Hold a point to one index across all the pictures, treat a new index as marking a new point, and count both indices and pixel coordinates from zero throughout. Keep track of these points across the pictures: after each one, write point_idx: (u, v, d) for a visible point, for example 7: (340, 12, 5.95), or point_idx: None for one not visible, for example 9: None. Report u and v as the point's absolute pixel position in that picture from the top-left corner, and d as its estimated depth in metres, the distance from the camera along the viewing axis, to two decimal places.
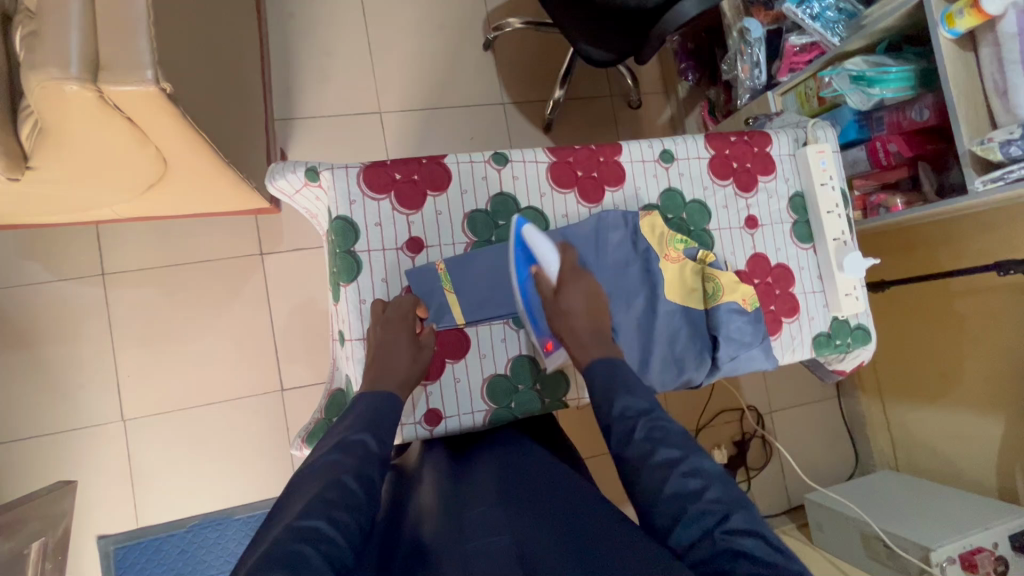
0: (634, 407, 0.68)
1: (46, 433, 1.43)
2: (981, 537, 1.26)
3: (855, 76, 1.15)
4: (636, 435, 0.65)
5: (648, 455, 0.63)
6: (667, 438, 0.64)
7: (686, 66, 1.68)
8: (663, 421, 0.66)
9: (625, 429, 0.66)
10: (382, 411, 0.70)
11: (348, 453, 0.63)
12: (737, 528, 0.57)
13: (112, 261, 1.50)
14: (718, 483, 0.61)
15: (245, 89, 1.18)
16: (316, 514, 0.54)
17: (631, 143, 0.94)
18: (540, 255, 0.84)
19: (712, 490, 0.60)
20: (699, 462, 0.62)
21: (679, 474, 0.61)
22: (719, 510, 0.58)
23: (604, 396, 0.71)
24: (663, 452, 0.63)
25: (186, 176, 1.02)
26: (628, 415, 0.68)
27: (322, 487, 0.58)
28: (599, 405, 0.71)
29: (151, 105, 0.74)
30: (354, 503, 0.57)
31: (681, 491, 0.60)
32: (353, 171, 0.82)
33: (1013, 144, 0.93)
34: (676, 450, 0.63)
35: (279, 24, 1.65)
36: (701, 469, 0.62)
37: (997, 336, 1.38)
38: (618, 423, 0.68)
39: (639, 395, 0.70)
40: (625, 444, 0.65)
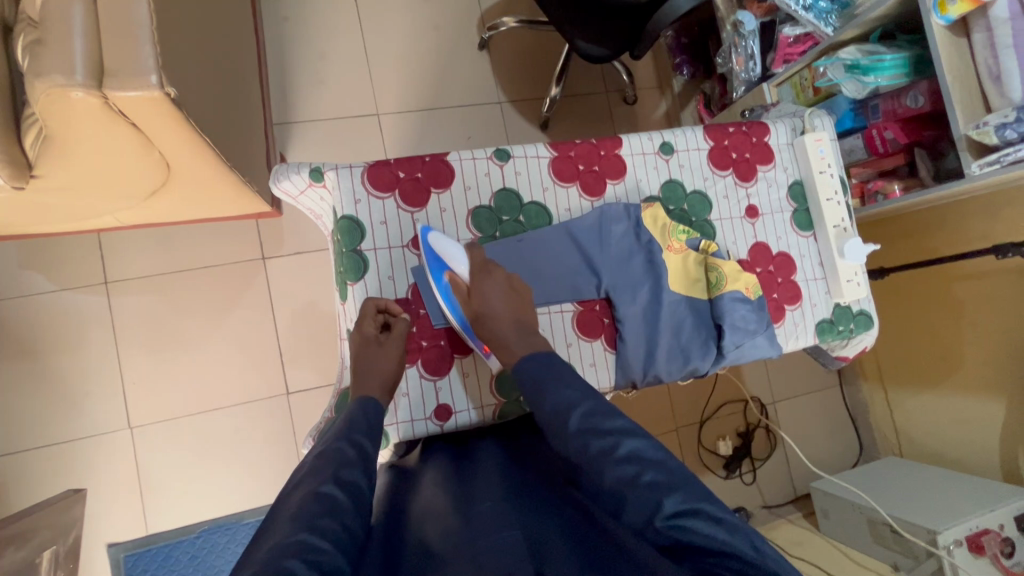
0: (564, 400, 0.63)
1: (53, 442, 1.43)
2: (987, 519, 1.27)
3: (849, 65, 1.17)
4: (569, 429, 0.62)
5: (586, 448, 0.60)
6: (607, 424, 0.61)
7: (680, 60, 1.70)
8: (594, 408, 0.62)
9: (559, 422, 0.62)
10: (362, 413, 0.69)
11: (326, 462, 0.61)
12: (680, 512, 0.55)
13: (115, 269, 1.50)
14: (655, 464, 0.58)
15: (244, 93, 1.19)
16: (300, 527, 0.52)
17: (631, 136, 0.95)
18: (450, 260, 0.81)
19: (649, 474, 0.57)
20: (635, 445, 0.59)
21: (616, 462, 0.58)
22: (656, 496, 0.56)
23: (534, 393, 0.66)
24: (597, 443, 0.60)
25: (189, 181, 1.02)
26: (558, 409, 0.63)
27: (303, 500, 0.56)
28: (530, 399, 0.67)
29: (155, 110, 0.75)
30: (338, 511, 0.55)
31: (621, 480, 0.57)
32: (357, 170, 0.83)
33: (1008, 127, 0.94)
34: (607, 439, 0.60)
35: (274, 28, 1.65)
36: (637, 453, 0.59)
37: (999, 318, 1.39)
38: (551, 417, 0.64)
39: (569, 385, 0.65)
40: (561, 437, 0.62)
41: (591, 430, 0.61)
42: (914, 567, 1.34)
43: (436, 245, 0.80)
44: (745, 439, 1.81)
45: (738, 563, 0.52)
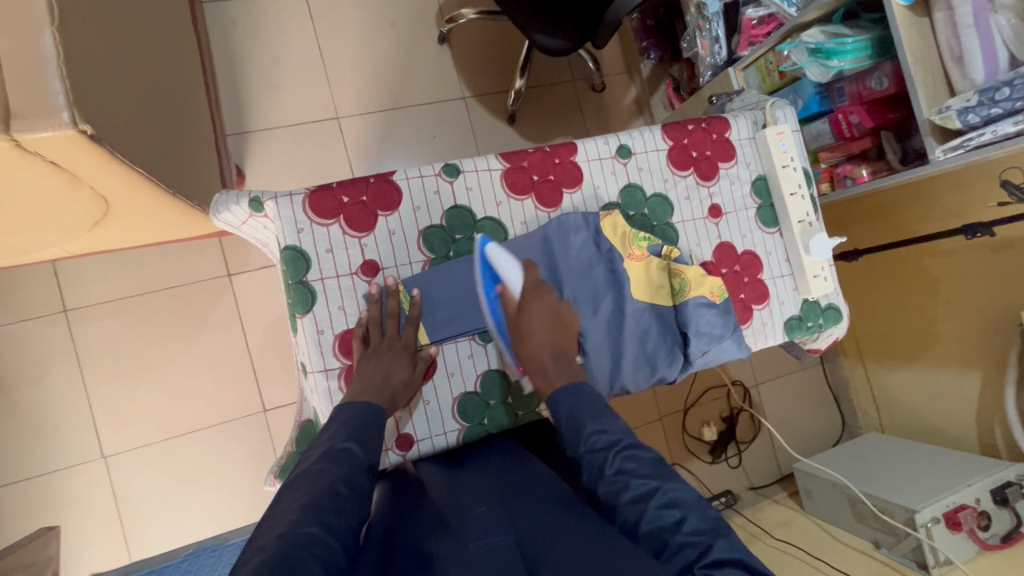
0: (604, 438, 0.66)
1: (27, 477, 1.40)
2: (964, 494, 1.27)
3: (813, 49, 1.12)
4: (605, 472, 0.63)
5: (621, 491, 0.61)
6: (642, 466, 0.62)
7: (647, 44, 1.65)
8: (632, 452, 0.64)
9: (596, 465, 0.64)
10: (371, 412, 0.70)
11: (337, 462, 0.61)
12: (720, 559, 0.54)
13: (74, 296, 1.45)
14: (696, 512, 0.58)
15: (188, 110, 1.13)
16: (310, 521, 0.53)
17: (587, 140, 0.92)
18: (504, 275, 0.83)
19: (691, 521, 0.57)
20: (675, 491, 0.59)
21: (654, 507, 0.59)
22: (698, 541, 0.55)
23: (572, 433, 0.69)
24: (635, 486, 0.61)
25: (132, 209, 0.98)
26: (596, 448, 0.66)
27: (315, 494, 0.57)
28: (568, 440, 0.69)
29: (74, 148, 0.70)
30: (344, 511, 0.56)
31: (659, 524, 0.57)
32: (297, 198, 0.79)
33: (971, 112, 0.91)
34: (648, 481, 0.61)
35: (221, 33, 1.58)
36: (677, 499, 0.59)
37: (973, 294, 1.38)
38: (588, 457, 0.66)
39: (608, 424, 0.68)
40: (597, 482, 0.64)
41: (630, 473, 0.62)
42: (894, 544, 1.35)
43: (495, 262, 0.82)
44: (728, 424, 1.82)
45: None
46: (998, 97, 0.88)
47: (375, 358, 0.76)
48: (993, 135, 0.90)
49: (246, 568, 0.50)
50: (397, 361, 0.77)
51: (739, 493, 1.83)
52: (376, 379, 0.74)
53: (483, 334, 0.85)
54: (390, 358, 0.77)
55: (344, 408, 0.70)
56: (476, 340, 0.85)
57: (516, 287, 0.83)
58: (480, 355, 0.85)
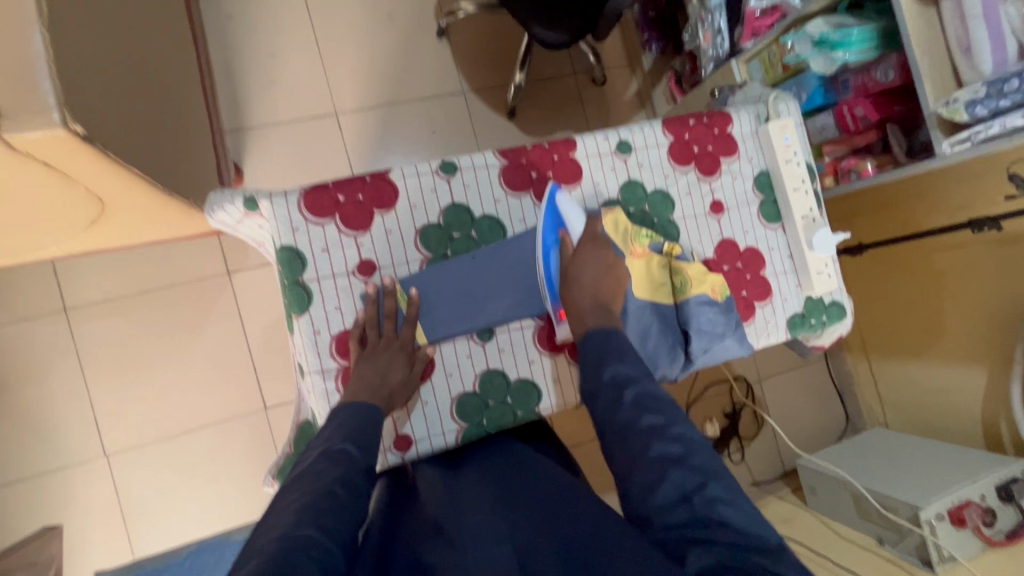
0: (624, 374, 0.67)
1: (30, 476, 1.41)
2: (969, 490, 1.26)
3: (816, 40, 1.12)
4: (623, 401, 0.64)
5: (635, 421, 0.62)
6: (657, 407, 0.62)
7: (649, 36, 1.62)
8: (652, 389, 0.64)
9: (614, 395, 0.65)
10: (369, 412, 0.69)
11: (334, 463, 0.61)
12: (717, 496, 0.55)
13: (74, 295, 1.45)
14: (702, 451, 0.59)
15: (183, 107, 1.12)
16: (306, 523, 0.52)
17: (586, 136, 0.90)
18: (567, 220, 0.83)
19: (694, 458, 0.57)
20: (685, 430, 0.60)
21: (663, 439, 0.59)
22: (699, 475, 0.56)
23: (593, 367, 0.70)
24: (648, 418, 0.61)
25: (128, 208, 0.97)
26: (617, 380, 0.66)
27: (312, 496, 0.56)
28: (588, 375, 0.70)
29: (65, 147, 0.69)
30: (342, 513, 0.56)
31: (664, 455, 0.58)
32: (292, 197, 0.78)
33: (979, 104, 0.89)
34: (661, 417, 0.61)
35: (218, 29, 1.57)
36: (685, 436, 0.59)
37: (978, 288, 1.37)
38: (607, 388, 0.66)
39: (631, 362, 0.68)
40: (613, 410, 0.64)
41: (646, 407, 0.63)
42: (898, 541, 1.34)
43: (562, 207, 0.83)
44: (731, 420, 1.81)
45: (764, 559, 0.50)
46: (1006, 88, 0.86)
47: (372, 360, 0.75)
48: (1001, 127, 0.88)
49: (242, 571, 0.49)
50: (394, 361, 0.76)
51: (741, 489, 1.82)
52: (372, 381, 0.73)
53: (482, 333, 0.84)
54: (387, 360, 0.76)
55: (340, 409, 0.69)
56: (475, 340, 0.84)
57: (576, 234, 0.84)
58: (478, 354, 0.84)
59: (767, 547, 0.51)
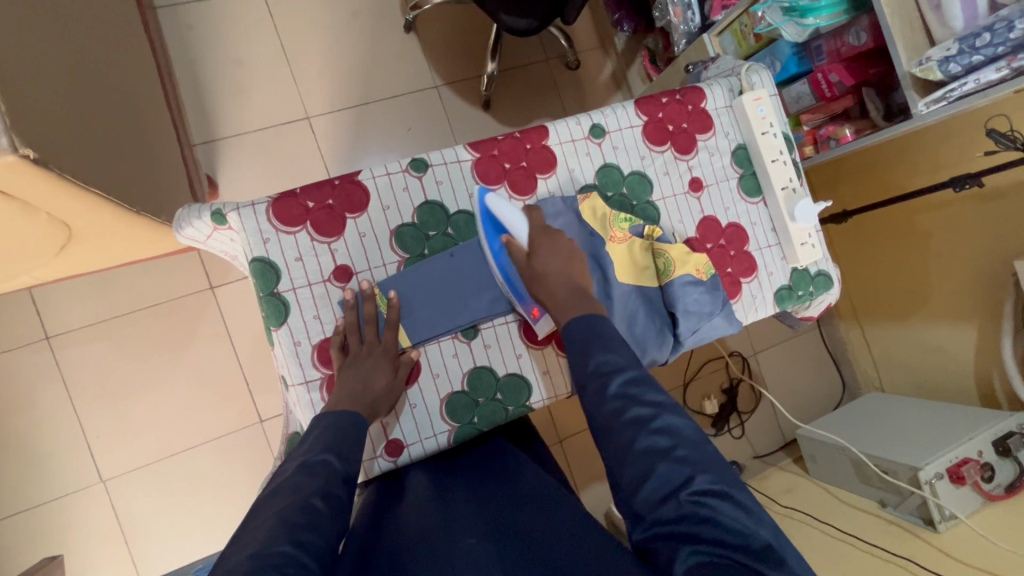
0: (610, 363, 0.65)
1: (27, 508, 1.39)
2: (966, 448, 1.26)
3: (786, 8, 1.08)
4: (609, 392, 0.62)
5: (620, 413, 0.60)
6: (644, 394, 0.61)
7: (619, 16, 1.60)
8: (638, 378, 0.63)
9: (600, 385, 0.63)
10: (352, 419, 0.68)
11: (312, 475, 0.60)
12: (705, 489, 0.54)
13: (55, 323, 1.43)
14: (689, 442, 0.58)
15: (146, 124, 1.10)
16: (281, 539, 0.51)
17: (558, 122, 0.88)
18: (510, 225, 0.79)
19: (682, 449, 0.57)
20: (671, 420, 0.59)
21: (649, 432, 0.58)
22: (686, 469, 0.55)
23: (579, 355, 0.68)
24: (634, 411, 0.60)
25: (97, 231, 0.94)
26: (602, 370, 0.64)
27: (289, 510, 0.55)
28: (574, 360, 0.68)
29: (18, 173, 0.67)
30: (320, 526, 0.55)
31: (651, 449, 0.57)
32: (260, 207, 0.76)
33: (952, 61, 0.88)
34: (647, 408, 0.60)
35: (179, 39, 1.53)
36: (672, 428, 0.58)
37: (963, 246, 1.37)
38: (593, 379, 0.64)
39: (618, 351, 0.66)
40: (599, 401, 0.62)
41: (631, 397, 0.61)
42: (899, 503, 1.34)
43: (495, 211, 0.80)
44: (729, 395, 1.82)
45: (753, 557, 0.51)
46: (978, 44, 0.85)
47: (358, 365, 0.75)
48: (976, 83, 0.87)
49: None
50: (377, 367, 0.75)
51: (744, 463, 1.83)
52: (358, 388, 0.73)
53: (466, 331, 0.83)
54: (371, 365, 0.75)
55: (324, 417, 0.68)
56: (460, 338, 0.82)
57: (523, 236, 0.79)
58: (464, 353, 0.83)
59: (756, 543, 0.52)
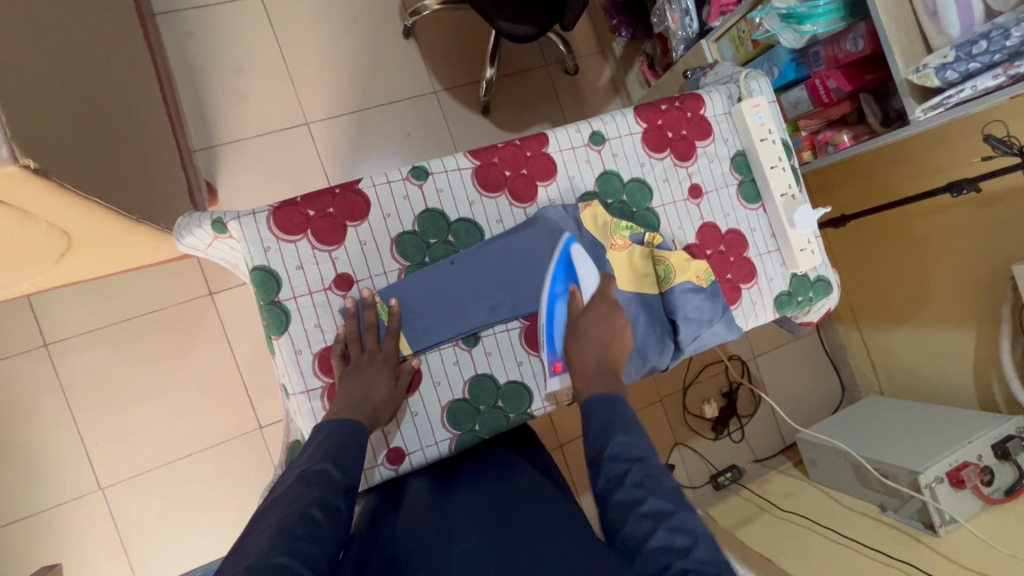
0: (627, 448, 0.63)
1: (25, 516, 1.38)
2: (965, 452, 1.27)
3: (784, 14, 1.09)
4: (625, 480, 0.60)
5: (636, 504, 0.58)
6: (660, 483, 0.60)
7: (618, 22, 1.61)
8: (654, 470, 0.61)
9: (615, 473, 0.61)
10: (351, 428, 0.68)
11: (311, 485, 0.59)
12: None
13: (53, 330, 1.42)
14: (705, 542, 0.55)
15: (147, 131, 1.10)
16: (279, 550, 0.51)
17: (558, 130, 0.89)
18: (580, 277, 0.83)
19: (699, 550, 0.54)
20: (686, 518, 0.57)
21: (666, 529, 0.56)
22: (706, 571, 0.53)
23: (598, 434, 0.66)
24: (650, 503, 0.58)
25: (96, 238, 0.94)
26: (619, 455, 0.63)
27: (287, 520, 0.55)
28: (589, 439, 0.66)
29: (19, 182, 0.66)
30: (318, 537, 0.54)
31: (667, 546, 0.55)
32: (261, 215, 0.76)
33: (949, 68, 0.88)
34: (665, 502, 0.58)
35: (178, 45, 1.53)
36: (688, 526, 0.56)
37: (963, 250, 1.37)
38: (609, 462, 0.63)
39: (635, 434, 0.65)
40: (612, 486, 0.61)
41: (647, 489, 0.59)
42: (899, 507, 1.35)
43: (575, 259, 0.82)
44: (729, 399, 1.82)
45: None
46: (975, 51, 0.85)
47: (358, 375, 0.75)
48: (973, 90, 0.87)
49: None
50: (378, 376, 0.75)
51: (744, 467, 1.84)
52: (358, 397, 0.73)
53: (467, 339, 0.83)
54: (370, 374, 0.75)
55: (323, 426, 0.68)
56: (461, 346, 0.83)
57: (586, 294, 0.83)
58: (465, 360, 0.83)
59: None
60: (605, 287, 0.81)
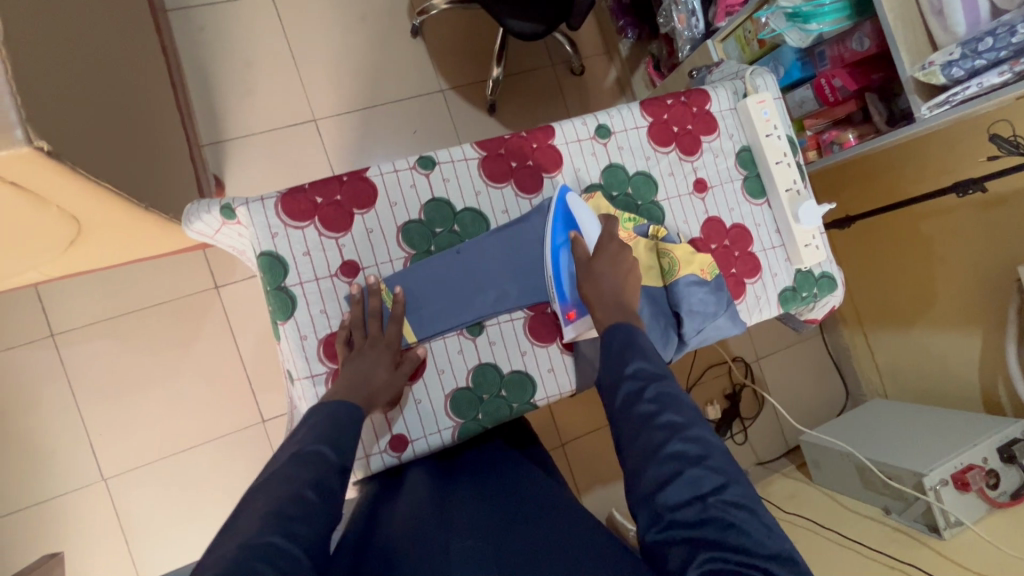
0: (648, 369, 0.66)
1: (28, 505, 1.38)
2: (970, 455, 1.26)
3: (790, 13, 1.09)
4: (644, 395, 0.63)
5: (653, 415, 0.61)
6: (672, 400, 0.62)
7: (624, 23, 1.62)
8: (673, 388, 0.64)
9: (635, 388, 0.64)
10: (351, 410, 0.69)
11: (305, 465, 0.60)
12: (732, 499, 0.54)
13: (60, 320, 1.43)
14: (720, 453, 0.58)
15: (157, 123, 1.11)
16: (270, 529, 0.51)
17: (564, 123, 0.89)
18: (581, 222, 0.83)
19: (713, 458, 0.57)
20: (702, 431, 0.59)
21: (680, 438, 0.58)
22: (718, 476, 0.56)
23: (612, 374, 0.68)
24: (667, 416, 0.61)
25: (106, 226, 0.95)
26: (639, 374, 0.65)
27: (280, 499, 0.55)
28: (611, 361, 0.69)
29: (33, 165, 0.67)
30: (311, 518, 0.54)
31: (681, 453, 0.57)
32: (269, 202, 0.77)
33: (954, 65, 0.89)
34: (680, 416, 0.60)
35: (189, 41, 1.55)
36: (704, 438, 0.59)
37: (969, 252, 1.36)
38: (629, 380, 0.65)
39: (655, 360, 0.67)
40: (631, 402, 0.63)
41: (666, 405, 0.62)
42: (903, 509, 1.34)
43: (573, 207, 0.82)
44: (732, 401, 1.81)
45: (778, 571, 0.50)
46: (981, 48, 0.85)
47: (364, 356, 0.75)
48: (979, 87, 0.87)
49: None
50: (380, 359, 0.75)
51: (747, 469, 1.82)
52: (361, 378, 0.73)
53: (471, 328, 0.83)
54: (373, 357, 0.75)
55: (320, 407, 0.68)
56: (465, 334, 0.83)
57: (590, 239, 0.83)
58: (469, 349, 0.83)
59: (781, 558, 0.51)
60: (614, 262, 0.78)
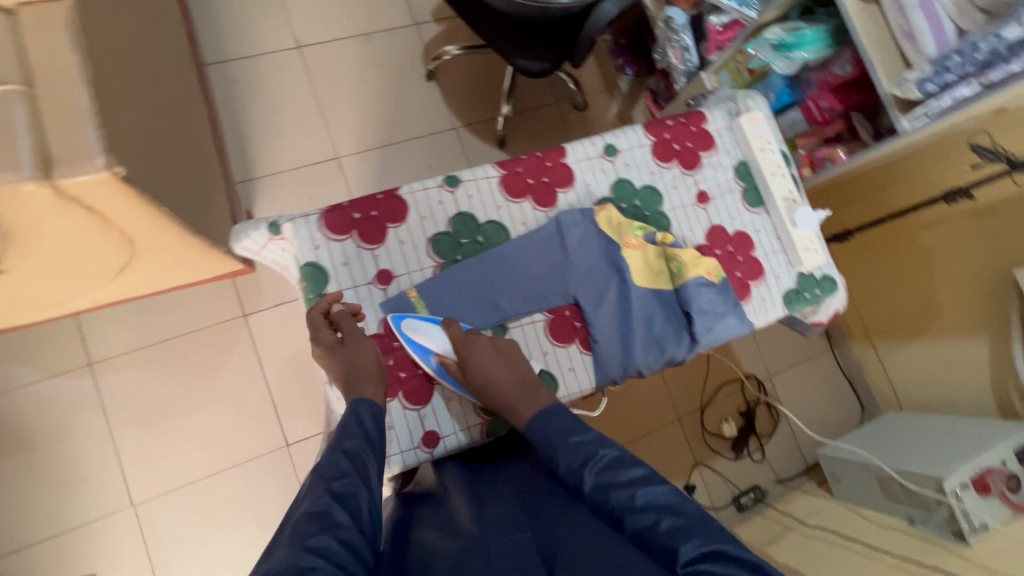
0: (578, 445, 0.67)
1: (60, 532, 1.41)
2: (988, 458, 1.27)
3: (775, 44, 1.20)
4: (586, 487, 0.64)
5: (603, 500, 0.62)
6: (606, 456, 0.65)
7: (623, 61, 1.77)
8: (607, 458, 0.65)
9: (574, 470, 0.65)
10: (356, 416, 0.68)
11: (319, 479, 0.61)
12: (697, 557, 0.55)
13: (98, 349, 1.50)
14: (669, 511, 0.59)
15: (202, 161, 1.22)
16: (297, 548, 0.53)
17: (575, 143, 0.98)
18: (433, 343, 0.83)
19: (665, 520, 0.58)
20: (649, 494, 0.61)
21: (635, 510, 0.60)
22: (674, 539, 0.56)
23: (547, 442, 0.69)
24: (615, 497, 0.62)
25: (155, 252, 1.04)
26: (573, 464, 0.66)
27: (300, 522, 0.56)
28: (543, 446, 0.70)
29: (108, 190, 0.76)
30: (333, 527, 0.56)
31: (640, 529, 0.59)
32: (313, 218, 0.86)
33: (927, 82, 0.98)
34: (624, 489, 0.61)
35: (224, 90, 1.69)
36: (652, 502, 0.60)
37: (967, 259, 1.42)
38: (565, 457, 0.66)
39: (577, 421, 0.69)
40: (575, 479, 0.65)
41: (608, 483, 0.63)
42: (927, 518, 1.33)
43: (416, 334, 0.83)
44: (747, 418, 1.83)
45: None
46: (949, 65, 0.94)
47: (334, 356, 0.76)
48: (951, 100, 0.97)
49: None
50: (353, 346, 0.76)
51: (767, 487, 1.81)
52: (349, 377, 0.74)
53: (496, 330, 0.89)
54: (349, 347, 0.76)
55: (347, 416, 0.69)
56: None
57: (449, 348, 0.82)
58: None
59: None
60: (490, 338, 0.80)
